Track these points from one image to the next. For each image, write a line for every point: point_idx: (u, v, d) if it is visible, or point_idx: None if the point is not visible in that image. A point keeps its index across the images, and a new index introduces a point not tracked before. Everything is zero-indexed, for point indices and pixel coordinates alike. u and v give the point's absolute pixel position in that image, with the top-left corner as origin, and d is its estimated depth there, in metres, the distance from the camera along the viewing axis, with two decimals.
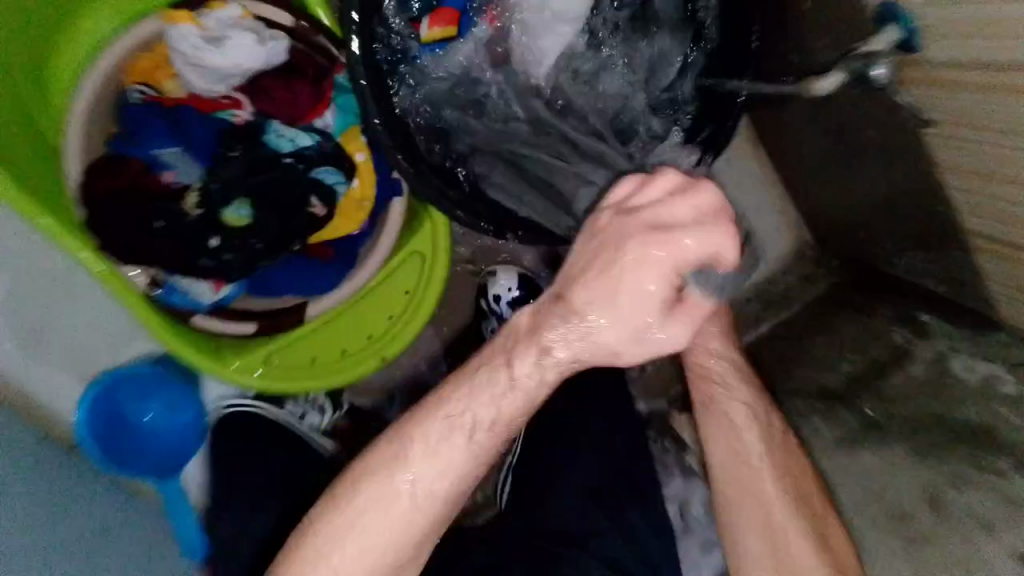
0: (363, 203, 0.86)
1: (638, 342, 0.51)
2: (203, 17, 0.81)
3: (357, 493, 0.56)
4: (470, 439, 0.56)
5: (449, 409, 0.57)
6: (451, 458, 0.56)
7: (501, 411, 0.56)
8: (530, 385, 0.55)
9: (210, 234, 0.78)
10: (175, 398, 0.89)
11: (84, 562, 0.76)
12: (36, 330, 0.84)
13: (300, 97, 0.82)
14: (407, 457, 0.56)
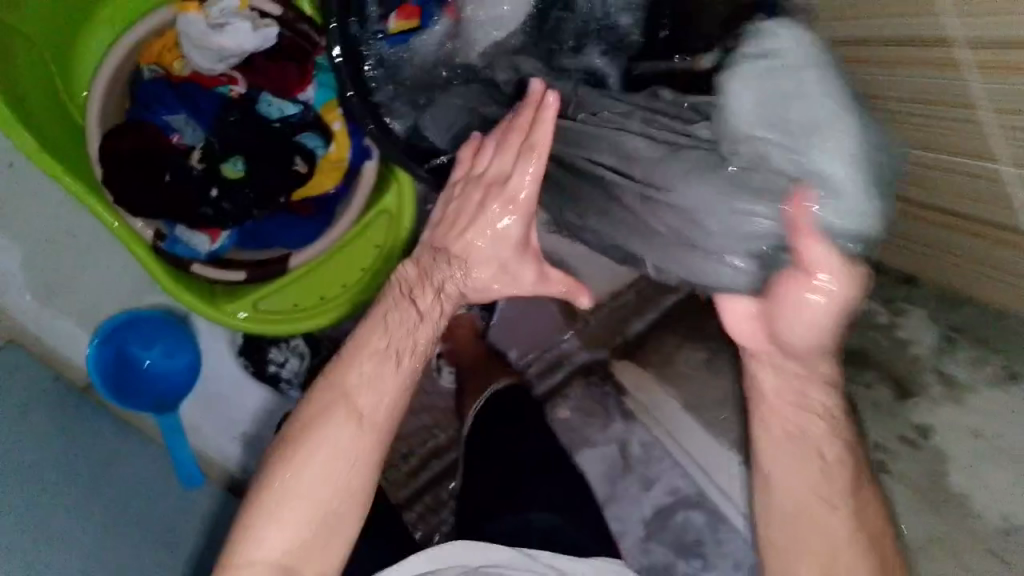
0: (339, 164, 0.94)
1: (503, 276, 0.66)
2: (209, 6, 0.87)
3: (307, 438, 0.62)
4: (394, 355, 0.65)
5: (370, 338, 0.66)
6: (382, 377, 0.64)
7: (416, 326, 0.66)
8: (435, 315, 0.67)
9: (210, 186, 0.90)
10: (173, 345, 1.05)
11: (91, 486, 0.92)
12: (60, 282, 1.01)
13: (288, 74, 0.90)
14: (347, 392, 0.64)
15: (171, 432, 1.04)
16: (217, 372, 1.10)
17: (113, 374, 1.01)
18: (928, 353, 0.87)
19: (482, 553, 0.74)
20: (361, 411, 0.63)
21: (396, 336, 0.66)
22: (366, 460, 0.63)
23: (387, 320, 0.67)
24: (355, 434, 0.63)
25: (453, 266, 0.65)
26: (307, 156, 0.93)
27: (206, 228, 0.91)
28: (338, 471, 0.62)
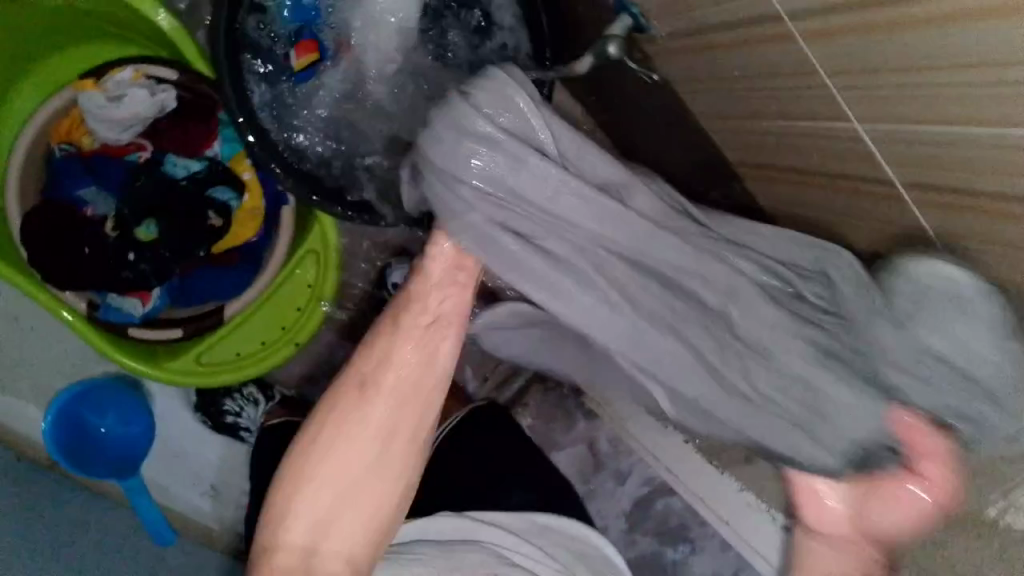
0: (255, 212, 0.99)
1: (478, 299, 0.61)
2: (105, 81, 0.91)
3: (312, 447, 0.57)
4: (428, 340, 0.59)
5: (395, 334, 0.58)
6: (415, 369, 0.58)
7: (448, 308, 0.59)
8: (445, 302, 0.59)
9: (127, 250, 0.91)
10: (127, 411, 1.08)
11: (59, 557, 0.94)
12: (12, 362, 1.05)
13: (192, 135, 0.94)
14: (363, 382, 0.58)
15: (136, 494, 1.06)
16: (175, 429, 1.14)
17: (71, 443, 1.03)
18: None
19: (471, 530, 0.73)
20: (397, 408, 0.58)
21: (417, 327, 0.58)
22: (402, 458, 0.58)
23: (407, 311, 0.59)
24: (382, 438, 0.58)
25: (438, 296, 0.59)
26: (221, 210, 0.94)
27: (136, 291, 0.96)
28: (370, 476, 0.58)
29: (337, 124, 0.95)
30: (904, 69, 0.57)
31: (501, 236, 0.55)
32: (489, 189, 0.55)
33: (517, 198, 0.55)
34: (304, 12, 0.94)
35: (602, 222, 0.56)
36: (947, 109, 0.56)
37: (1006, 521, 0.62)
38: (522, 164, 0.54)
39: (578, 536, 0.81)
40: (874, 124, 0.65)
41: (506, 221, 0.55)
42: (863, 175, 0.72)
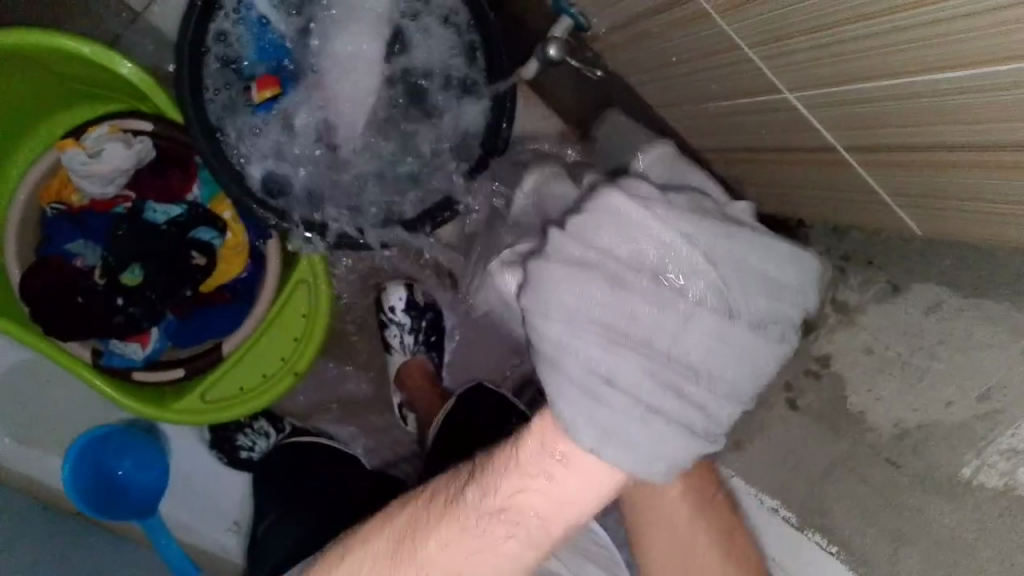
0: (239, 248, 1.02)
1: (573, 503, 0.50)
2: (85, 139, 0.96)
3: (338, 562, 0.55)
4: (504, 539, 0.51)
5: (465, 515, 0.52)
6: (467, 565, 0.52)
7: (534, 517, 0.50)
8: (527, 483, 0.50)
9: (114, 295, 0.96)
10: (145, 454, 1.12)
11: None
12: (33, 417, 1.10)
13: (174, 180, 0.99)
14: (415, 539, 0.53)
15: (158, 532, 1.10)
16: (193, 470, 1.17)
17: (93, 489, 1.06)
18: (827, 286, 0.83)
19: None
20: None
21: (485, 526, 0.51)
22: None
23: (481, 500, 0.51)
24: None
25: (523, 479, 0.50)
26: (204, 249, 0.99)
27: (135, 335, 0.99)
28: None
29: (299, 151, 0.96)
30: (819, 27, 0.56)
31: (627, 394, 0.45)
32: (611, 330, 0.46)
33: (636, 338, 0.46)
34: (269, 46, 0.94)
35: (756, 348, 0.47)
36: (865, 62, 0.56)
37: (978, 479, 0.64)
38: (659, 307, 0.46)
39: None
40: (804, 90, 0.65)
41: (615, 373, 0.45)
42: (809, 144, 0.72)
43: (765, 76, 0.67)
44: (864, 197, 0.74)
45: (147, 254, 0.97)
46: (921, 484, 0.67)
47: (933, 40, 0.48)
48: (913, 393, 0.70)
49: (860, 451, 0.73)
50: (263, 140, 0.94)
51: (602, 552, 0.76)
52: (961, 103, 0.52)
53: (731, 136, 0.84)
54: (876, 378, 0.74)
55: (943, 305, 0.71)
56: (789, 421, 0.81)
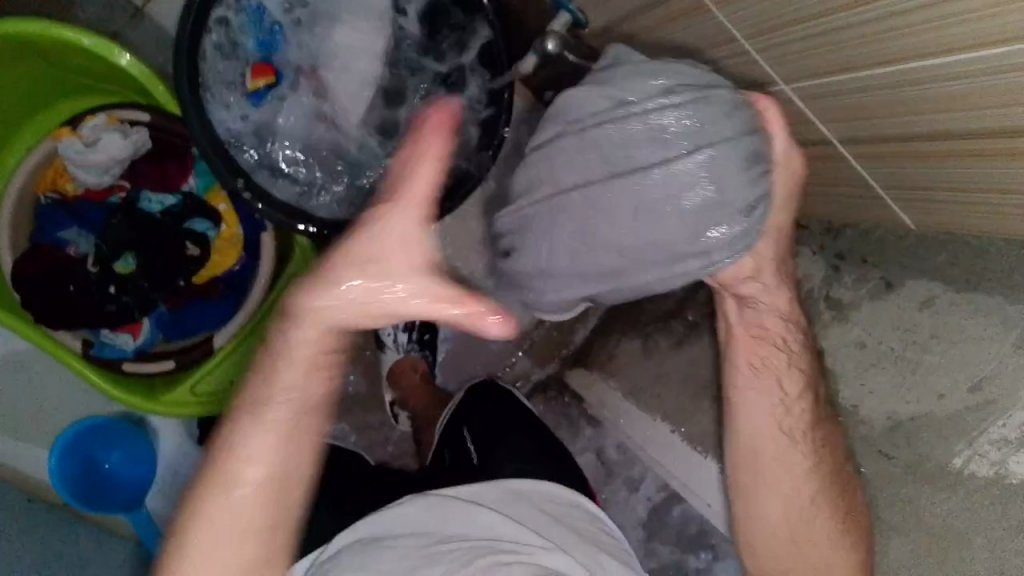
0: (233, 239, 1.02)
1: (302, 363, 0.61)
2: (80, 128, 0.96)
3: (194, 519, 0.62)
4: (288, 430, 0.63)
5: (251, 431, 0.63)
6: (283, 459, 0.63)
7: (307, 395, 0.63)
8: (300, 361, 0.61)
9: (107, 284, 0.97)
10: (135, 449, 1.11)
11: None
12: (21, 408, 1.09)
13: (170, 171, 0.99)
14: (236, 474, 0.62)
15: (144, 526, 1.09)
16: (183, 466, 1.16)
17: (81, 481, 1.05)
18: (820, 284, 0.84)
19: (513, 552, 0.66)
20: (272, 501, 0.63)
21: (284, 417, 0.63)
22: (273, 542, 0.64)
23: (276, 402, 0.62)
24: (266, 529, 0.63)
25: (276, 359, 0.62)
26: (198, 240, 1.00)
27: (126, 325, 0.99)
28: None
29: (301, 142, 0.96)
30: (817, 12, 0.56)
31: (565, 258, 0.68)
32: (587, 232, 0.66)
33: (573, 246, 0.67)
34: (265, 35, 0.94)
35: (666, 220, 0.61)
36: (864, 52, 0.56)
37: (969, 468, 0.63)
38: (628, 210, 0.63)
39: (569, 500, 0.79)
40: (799, 82, 0.65)
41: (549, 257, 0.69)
42: (805, 139, 0.73)
43: (761, 67, 0.68)
44: (857, 193, 0.75)
45: (141, 244, 0.98)
46: (913, 474, 0.67)
47: (935, 23, 0.48)
48: (905, 387, 0.70)
49: (853, 444, 0.73)
50: (257, 123, 0.94)
51: (608, 539, 0.78)
52: (962, 90, 0.52)
53: None
54: (868, 372, 0.74)
55: (936, 299, 0.71)
56: None
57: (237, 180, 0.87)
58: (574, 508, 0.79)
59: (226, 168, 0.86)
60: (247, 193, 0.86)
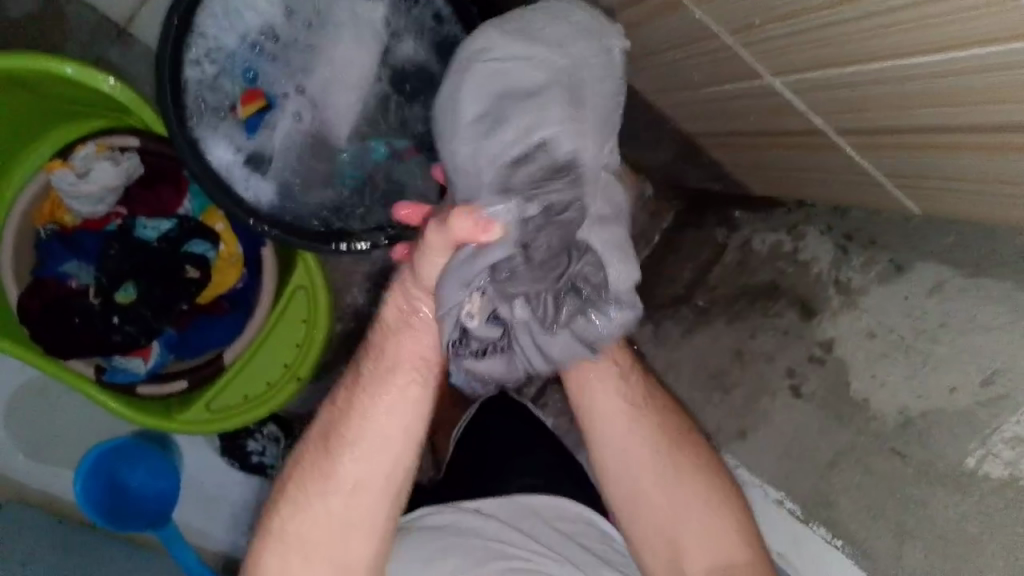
0: (233, 258, 1.02)
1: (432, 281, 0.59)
2: (72, 158, 0.96)
3: (294, 477, 0.65)
4: (390, 390, 0.64)
5: (366, 385, 0.64)
6: (383, 420, 0.63)
7: (412, 355, 0.64)
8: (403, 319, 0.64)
9: (110, 313, 0.98)
10: (159, 465, 1.12)
11: None
12: (41, 436, 1.11)
13: (165, 196, 1.00)
14: (334, 430, 0.64)
15: (172, 541, 1.10)
16: (204, 478, 1.18)
17: (107, 499, 1.07)
18: (829, 267, 0.83)
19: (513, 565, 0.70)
20: (366, 462, 0.63)
21: (381, 377, 0.64)
22: (364, 508, 0.63)
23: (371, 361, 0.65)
24: (349, 495, 0.63)
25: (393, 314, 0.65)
26: (197, 262, 1.01)
27: (137, 350, 0.99)
28: (333, 530, 0.62)
29: (307, 152, 0.94)
30: (800, 10, 0.53)
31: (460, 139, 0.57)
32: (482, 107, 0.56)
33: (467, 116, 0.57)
34: (248, 63, 0.92)
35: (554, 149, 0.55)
36: (854, 48, 0.53)
37: (983, 469, 0.61)
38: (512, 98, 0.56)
39: (579, 515, 0.79)
40: (789, 75, 0.62)
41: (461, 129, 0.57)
42: (800, 129, 0.70)
43: (749, 62, 0.65)
44: (856, 180, 0.72)
45: (139, 270, 0.99)
46: (925, 475, 0.65)
47: (927, 21, 0.45)
48: (915, 379, 0.68)
49: (864, 441, 0.71)
50: (253, 146, 0.92)
51: (617, 554, 0.77)
52: (951, 87, 0.50)
53: (726, 122, 0.82)
54: (878, 362, 0.72)
55: (944, 286, 0.70)
56: (792, 410, 0.79)
57: (237, 205, 0.85)
58: (587, 524, 0.79)
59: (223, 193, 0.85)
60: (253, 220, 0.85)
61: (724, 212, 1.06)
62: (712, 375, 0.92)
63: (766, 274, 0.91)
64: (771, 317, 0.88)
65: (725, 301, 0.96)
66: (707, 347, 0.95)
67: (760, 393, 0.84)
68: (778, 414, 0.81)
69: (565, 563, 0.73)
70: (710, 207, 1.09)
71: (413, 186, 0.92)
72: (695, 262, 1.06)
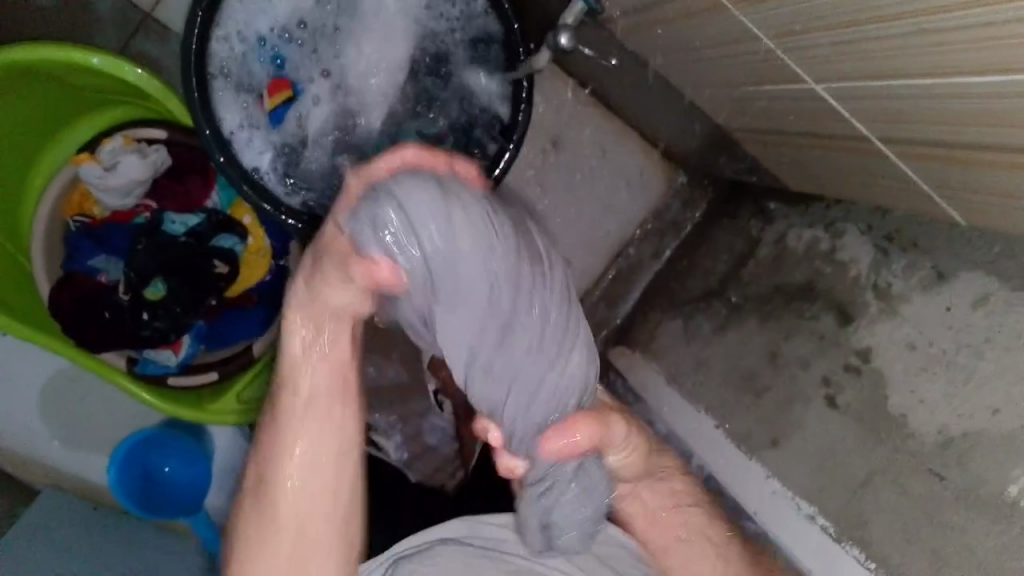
0: (260, 253, 1.03)
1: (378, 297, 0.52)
2: (99, 152, 0.98)
3: (250, 512, 0.58)
4: (320, 421, 0.57)
5: (297, 420, 0.57)
6: (319, 449, 0.58)
7: (331, 382, 0.57)
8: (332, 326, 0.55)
9: (140, 310, 0.97)
10: (190, 451, 1.13)
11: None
12: (76, 424, 1.13)
13: (191, 186, 1.00)
14: (284, 461, 0.57)
15: (202, 527, 1.12)
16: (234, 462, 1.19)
17: (139, 488, 1.08)
18: (868, 271, 0.80)
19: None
20: (307, 490, 0.57)
21: (306, 411, 0.57)
22: (331, 522, 0.58)
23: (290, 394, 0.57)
24: (305, 526, 0.57)
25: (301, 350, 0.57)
26: (227, 258, 1.01)
27: (167, 342, 0.99)
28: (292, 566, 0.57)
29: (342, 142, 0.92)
30: (843, 22, 0.50)
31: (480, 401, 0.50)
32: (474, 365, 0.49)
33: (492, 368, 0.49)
34: (277, 50, 0.90)
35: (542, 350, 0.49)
36: (909, 62, 0.49)
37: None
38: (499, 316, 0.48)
39: None
40: (830, 82, 0.59)
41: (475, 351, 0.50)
42: (840, 133, 0.67)
43: (788, 66, 0.62)
44: (897, 185, 0.70)
45: (170, 268, 0.98)
46: (964, 501, 0.64)
47: (985, 45, 0.42)
48: (958, 397, 0.66)
49: (902, 460, 0.69)
50: (280, 136, 0.90)
51: None
52: (1013, 108, 0.46)
53: (762, 120, 0.79)
54: (917, 377, 0.70)
55: (991, 298, 0.67)
56: (826, 420, 0.77)
57: (262, 197, 0.84)
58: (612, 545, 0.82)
59: (249, 188, 0.83)
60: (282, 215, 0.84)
61: (758, 204, 1.03)
62: (743, 376, 0.90)
63: (802, 273, 0.89)
64: (804, 319, 0.86)
65: (759, 299, 0.94)
66: (738, 345, 0.94)
67: (790, 399, 0.83)
68: (810, 419, 0.79)
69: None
70: (745, 198, 1.06)
71: None
72: (727, 254, 1.04)
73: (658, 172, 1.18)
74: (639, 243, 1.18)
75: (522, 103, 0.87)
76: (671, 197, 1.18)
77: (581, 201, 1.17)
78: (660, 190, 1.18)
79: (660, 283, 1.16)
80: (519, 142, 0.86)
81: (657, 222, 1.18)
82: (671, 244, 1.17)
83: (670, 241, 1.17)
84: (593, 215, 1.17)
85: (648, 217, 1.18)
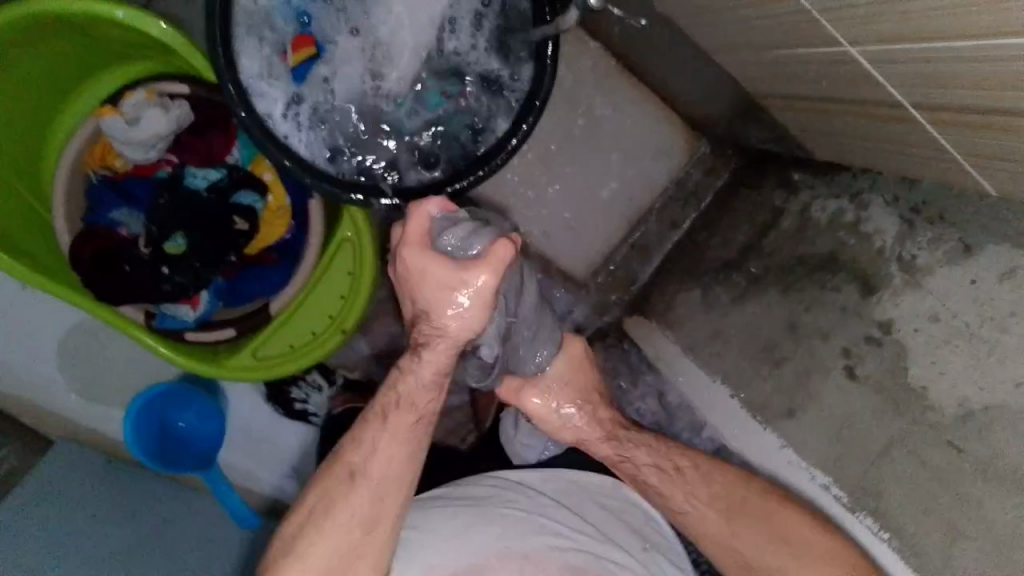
0: (280, 209, 1.03)
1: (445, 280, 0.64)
2: (121, 105, 0.97)
3: (324, 483, 0.70)
4: (408, 436, 0.71)
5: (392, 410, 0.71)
6: (399, 462, 0.70)
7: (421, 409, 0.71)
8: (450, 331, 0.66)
9: (160, 265, 0.98)
10: (205, 407, 1.14)
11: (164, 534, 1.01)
12: (95, 377, 1.14)
13: (214, 144, 1.00)
14: (384, 430, 0.70)
15: (217, 483, 1.11)
16: (253, 418, 1.20)
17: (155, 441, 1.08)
18: (893, 241, 0.79)
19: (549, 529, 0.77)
20: (380, 498, 0.69)
21: (403, 426, 0.71)
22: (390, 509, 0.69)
23: (397, 409, 0.71)
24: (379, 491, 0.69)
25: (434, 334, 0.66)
26: (246, 214, 1.01)
27: (185, 298, 1.00)
28: (342, 560, 0.67)
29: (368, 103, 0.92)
30: None
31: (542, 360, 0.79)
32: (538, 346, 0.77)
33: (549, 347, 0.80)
34: (303, 5, 0.88)
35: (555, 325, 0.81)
36: (948, 21, 0.48)
37: None
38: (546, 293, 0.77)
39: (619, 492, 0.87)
40: (864, 43, 0.58)
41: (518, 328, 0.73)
42: (874, 99, 0.66)
43: (824, 28, 0.61)
44: (927, 153, 0.68)
45: (190, 222, 0.98)
46: (981, 473, 0.65)
47: None
48: (979, 368, 0.66)
49: (919, 431, 0.70)
50: (304, 93, 0.89)
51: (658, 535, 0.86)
52: None
53: (792, 85, 0.78)
54: (938, 348, 0.70)
55: (1018, 272, 0.66)
56: (846, 392, 0.77)
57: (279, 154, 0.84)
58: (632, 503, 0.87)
59: (268, 143, 0.83)
60: (303, 175, 0.83)
61: (782, 174, 1.01)
62: (761, 347, 0.89)
63: (826, 244, 0.87)
64: (824, 290, 0.85)
65: (780, 270, 0.93)
66: (757, 317, 0.92)
67: (809, 370, 0.82)
68: (827, 390, 0.79)
69: (610, 538, 0.81)
70: (769, 168, 1.04)
71: (464, 142, 0.90)
72: (749, 224, 1.03)
73: (682, 140, 1.16)
74: (660, 211, 1.17)
75: (545, 72, 0.85)
76: (694, 167, 1.16)
77: (602, 168, 1.16)
78: (683, 159, 1.17)
79: (679, 253, 1.15)
80: (537, 114, 0.85)
81: (678, 191, 1.17)
82: (692, 212, 1.16)
83: (690, 210, 1.16)
84: (614, 182, 1.16)
85: (669, 186, 1.17)
